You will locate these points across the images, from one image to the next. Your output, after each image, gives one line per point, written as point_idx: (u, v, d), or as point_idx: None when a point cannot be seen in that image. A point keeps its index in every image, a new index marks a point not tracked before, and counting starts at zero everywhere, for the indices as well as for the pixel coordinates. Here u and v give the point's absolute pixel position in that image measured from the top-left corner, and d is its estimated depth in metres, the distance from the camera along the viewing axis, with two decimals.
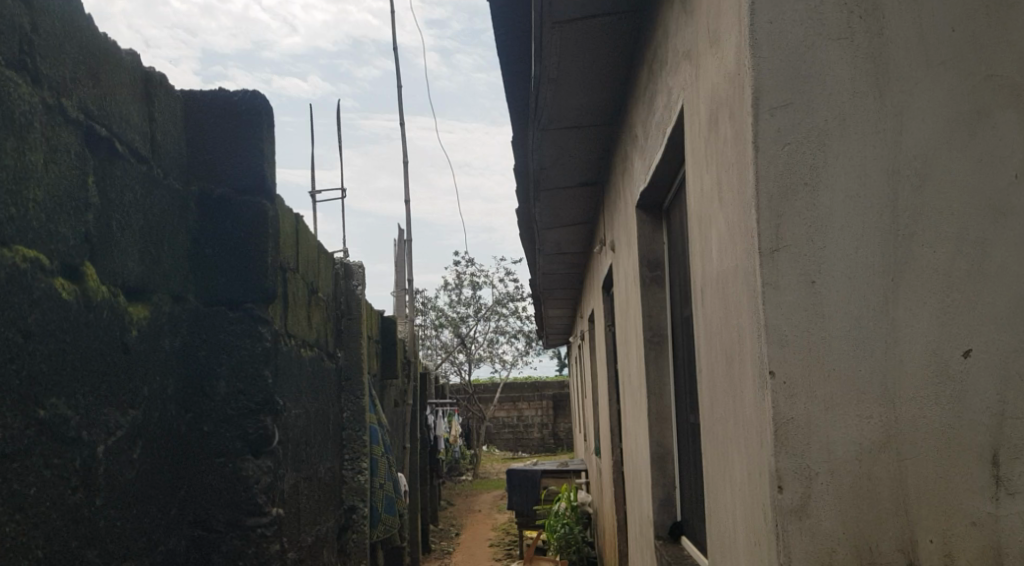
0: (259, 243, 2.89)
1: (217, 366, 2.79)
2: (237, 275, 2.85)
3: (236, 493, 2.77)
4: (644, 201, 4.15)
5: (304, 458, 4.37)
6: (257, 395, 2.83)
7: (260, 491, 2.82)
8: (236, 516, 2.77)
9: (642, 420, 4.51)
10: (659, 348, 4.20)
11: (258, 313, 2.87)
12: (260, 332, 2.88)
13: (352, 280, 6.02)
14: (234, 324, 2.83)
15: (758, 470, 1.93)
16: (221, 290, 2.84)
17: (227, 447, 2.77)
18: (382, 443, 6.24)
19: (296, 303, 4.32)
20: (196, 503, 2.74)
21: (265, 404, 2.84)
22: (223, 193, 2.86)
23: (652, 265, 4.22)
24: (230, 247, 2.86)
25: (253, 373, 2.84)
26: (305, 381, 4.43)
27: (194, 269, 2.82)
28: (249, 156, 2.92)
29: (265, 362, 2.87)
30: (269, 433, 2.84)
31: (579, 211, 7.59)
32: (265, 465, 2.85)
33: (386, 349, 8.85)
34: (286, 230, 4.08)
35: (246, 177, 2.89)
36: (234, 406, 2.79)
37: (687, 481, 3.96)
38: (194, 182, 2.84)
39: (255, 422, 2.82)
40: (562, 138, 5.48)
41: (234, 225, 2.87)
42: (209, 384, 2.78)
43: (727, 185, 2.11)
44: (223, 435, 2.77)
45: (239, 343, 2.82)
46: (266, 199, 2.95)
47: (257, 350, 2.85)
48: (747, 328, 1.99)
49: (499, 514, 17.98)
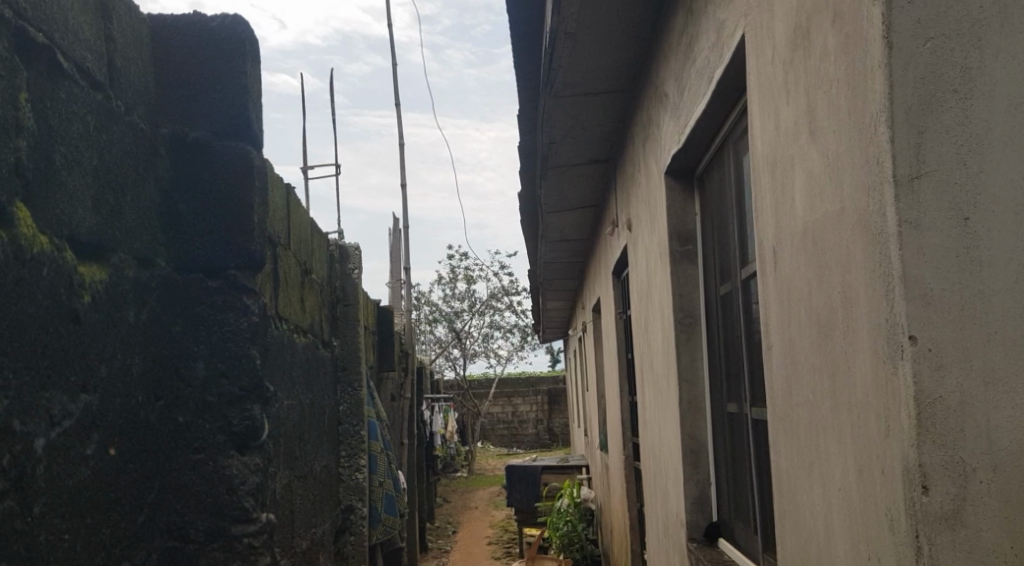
0: (243, 198, 2.48)
1: (195, 346, 2.37)
2: (218, 236, 2.44)
3: (218, 497, 2.36)
4: (675, 165, 3.73)
5: (298, 455, 3.94)
6: (244, 379, 2.42)
7: (248, 494, 2.40)
8: (219, 523, 2.36)
9: (669, 411, 4.08)
10: (692, 330, 3.77)
11: (244, 282, 2.46)
12: (246, 305, 2.46)
13: (348, 263, 5.60)
14: (212, 295, 2.42)
15: (879, 466, 1.52)
16: (198, 255, 2.42)
17: (207, 440, 2.36)
18: (381, 439, 5.81)
19: (289, 284, 3.90)
20: (170, 508, 2.33)
21: (252, 390, 2.42)
22: (200, 136, 2.46)
23: (683, 239, 3.79)
24: (208, 203, 2.45)
25: (240, 354, 2.42)
26: (298, 370, 4.00)
27: (165, 227, 2.41)
28: (230, 95, 2.53)
29: (253, 342, 2.45)
30: (259, 425, 2.42)
31: (588, 193, 7.19)
32: (252, 463, 2.43)
33: (384, 340, 8.44)
34: (276, 200, 3.66)
35: (227, 117, 2.51)
36: (215, 393, 2.38)
37: (728, 477, 3.53)
38: (162, 124, 2.44)
39: (242, 412, 2.40)
40: (574, 107, 5.08)
41: (213, 174, 2.46)
42: (185, 365, 2.36)
43: (827, 112, 1.70)
44: (202, 428, 2.36)
45: (220, 318, 2.42)
46: (251, 145, 2.55)
47: (242, 326, 2.44)
48: (858, 286, 1.58)
49: (497, 511, 17.58)
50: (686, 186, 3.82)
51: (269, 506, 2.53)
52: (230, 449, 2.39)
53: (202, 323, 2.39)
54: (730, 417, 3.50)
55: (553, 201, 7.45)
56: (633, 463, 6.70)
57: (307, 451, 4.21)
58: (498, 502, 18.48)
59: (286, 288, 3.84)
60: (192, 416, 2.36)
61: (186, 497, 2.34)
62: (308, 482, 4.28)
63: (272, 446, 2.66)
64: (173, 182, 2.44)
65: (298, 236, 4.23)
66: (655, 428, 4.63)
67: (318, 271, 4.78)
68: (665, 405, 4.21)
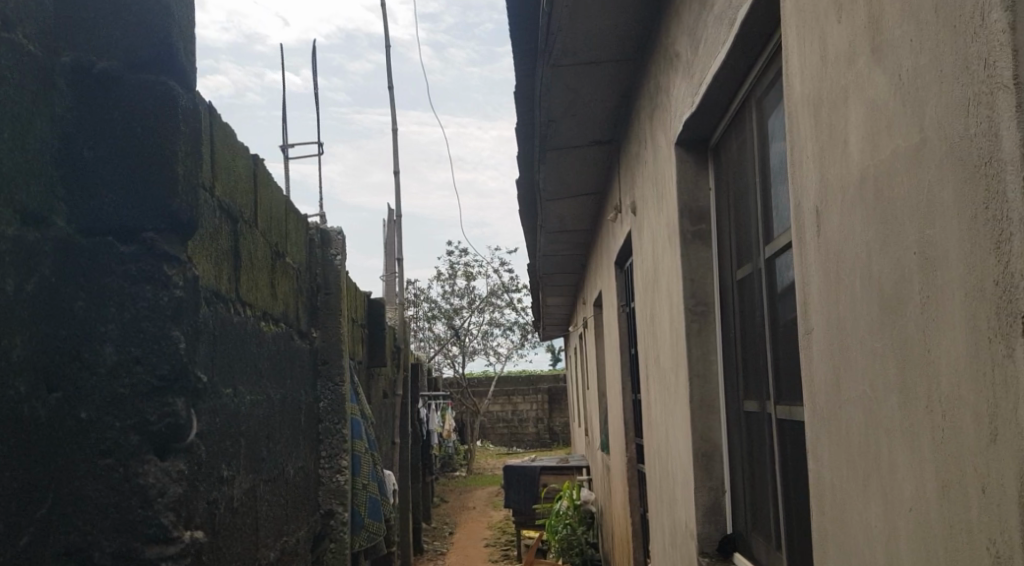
0: (161, 147, 2.19)
1: (102, 326, 2.10)
2: (129, 194, 2.16)
3: (130, 512, 2.07)
4: (687, 134, 3.33)
5: (264, 457, 3.55)
6: (164, 365, 2.13)
7: (167, 509, 2.11)
8: (129, 541, 2.08)
9: (678, 408, 3.68)
10: (705, 319, 3.37)
11: (165, 246, 2.17)
12: (164, 275, 2.17)
13: (331, 249, 5.20)
14: (125, 263, 2.14)
15: (978, 482, 1.12)
16: (106, 214, 2.14)
17: (118, 440, 2.08)
18: (367, 438, 5.42)
19: (254, 266, 3.51)
20: (72, 521, 2.05)
21: (173, 379, 2.13)
22: (106, 68, 2.15)
23: (695, 217, 3.40)
24: (118, 153, 2.16)
25: (159, 332, 2.14)
26: (265, 361, 3.61)
27: (65, 179, 2.11)
28: (148, 21, 2.20)
29: (176, 321, 2.17)
30: (181, 426, 2.14)
31: (589, 178, 6.80)
32: (174, 471, 2.15)
33: (374, 334, 8.04)
34: (237, 171, 3.27)
35: (145, 49, 2.20)
36: (125, 384, 2.10)
37: (746, 484, 3.13)
38: (62, 51, 2.12)
39: (160, 406, 2.12)
40: (575, 80, 4.70)
41: (125, 116, 2.17)
42: (91, 348, 2.08)
43: (897, 17, 1.31)
44: (110, 427, 2.08)
45: (131, 289, 2.14)
46: (174, 80, 2.24)
47: (163, 300, 2.16)
48: (946, 241, 1.18)
49: (495, 511, 17.20)
50: (700, 158, 3.42)
51: (193, 520, 2.25)
52: (148, 453, 2.11)
53: (111, 296, 2.12)
54: (749, 417, 3.10)
55: (552, 188, 7.06)
56: (637, 465, 6.31)
57: (278, 451, 3.83)
58: (496, 502, 18.10)
59: (251, 269, 3.45)
60: (97, 412, 2.08)
61: (90, 509, 2.06)
62: (280, 486, 3.89)
63: (202, 449, 2.37)
64: (74, 125, 2.14)
65: (269, 215, 3.84)
66: (661, 428, 4.24)
67: (294, 256, 4.40)
68: (672, 403, 3.82)
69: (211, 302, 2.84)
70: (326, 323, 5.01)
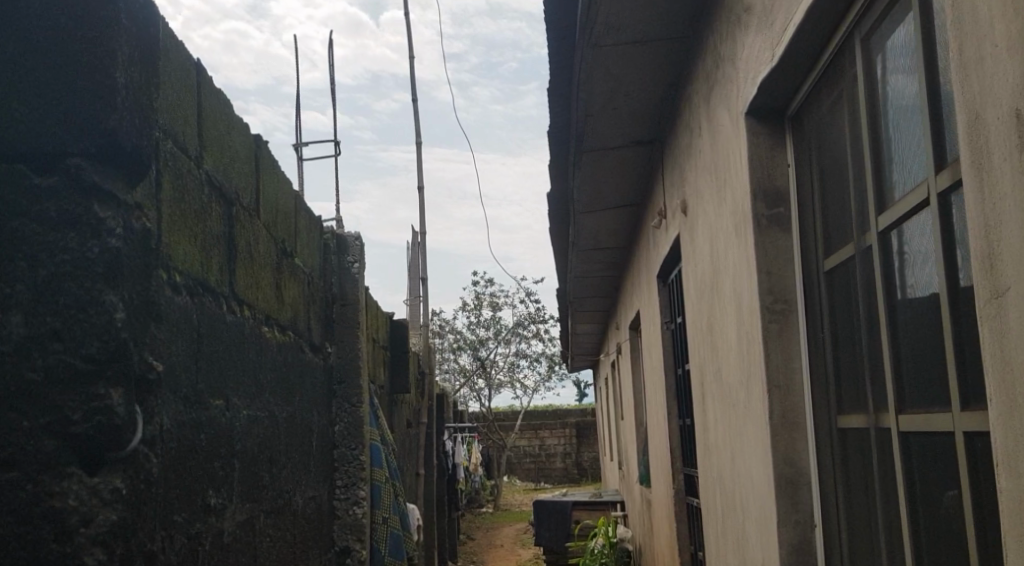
0: (92, 49, 1.76)
1: (13, 285, 1.70)
2: (54, 111, 1.75)
3: (45, 549, 1.63)
4: (763, 99, 2.81)
5: (266, 484, 3.04)
6: (92, 341, 1.71)
7: (91, 543, 1.66)
8: None
9: (750, 428, 3.13)
10: (787, 320, 2.83)
11: (97, 180, 1.77)
12: (97, 217, 1.75)
13: (347, 256, 4.65)
14: (42, 202, 1.74)
15: None
16: (24, 134, 1.75)
17: (31, 443, 1.65)
18: (388, 466, 4.88)
19: (256, 261, 3.01)
20: None
21: (113, 359, 1.71)
22: None
23: (772, 199, 2.87)
24: (39, 55, 1.76)
25: (83, 291, 1.72)
26: (267, 373, 3.11)
27: None
28: None
29: (108, 280, 1.75)
30: (116, 429, 1.71)
31: (627, 186, 6.29)
32: (106, 493, 1.71)
33: (397, 358, 7.53)
34: (233, 146, 2.78)
35: None
36: (44, 363, 1.69)
37: (847, 517, 2.57)
38: None
39: (89, 394, 1.69)
40: (619, 62, 4.20)
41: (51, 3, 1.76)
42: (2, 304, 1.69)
43: None
44: (17, 427, 1.65)
45: (55, 232, 1.73)
46: None
47: (92, 253, 1.73)
48: None
49: (523, 549, 16.52)
50: (775, 131, 2.90)
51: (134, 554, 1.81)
52: (71, 465, 1.68)
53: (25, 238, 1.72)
54: (848, 435, 2.55)
55: (587, 199, 6.56)
56: (686, 498, 5.73)
57: (283, 478, 3.33)
58: (525, 540, 17.42)
59: (250, 265, 2.95)
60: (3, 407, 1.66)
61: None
62: (287, 518, 3.39)
63: (157, 465, 1.92)
64: None
65: (275, 207, 3.35)
66: (724, 454, 3.69)
67: (304, 259, 3.88)
68: (742, 422, 3.27)
69: (194, 293, 2.34)
70: (342, 338, 4.50)
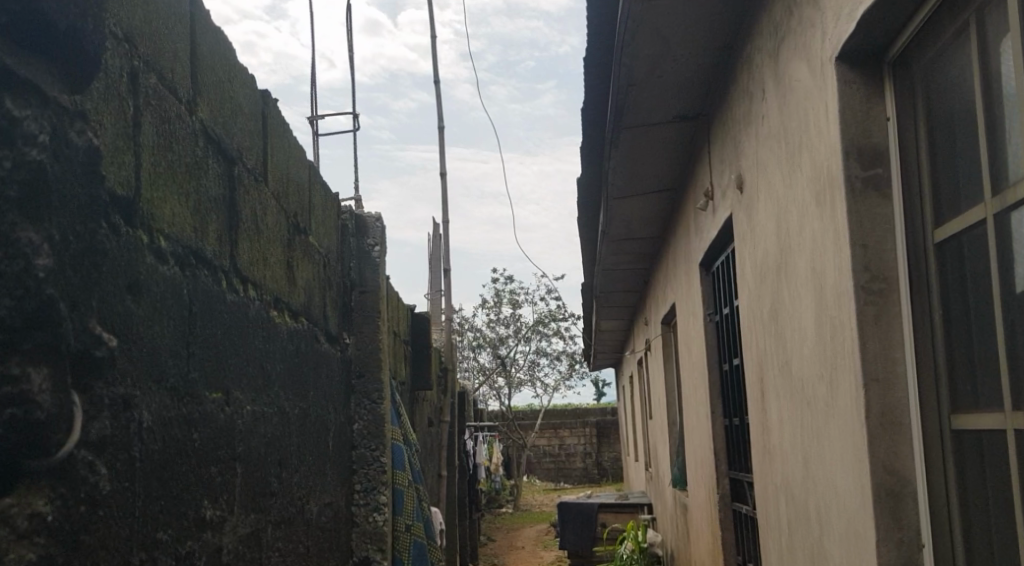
0: None
1: None
2: None
3: None
4: (861, 40, 2.38)
5: (274, 492, 2.64)
6: (3, 300, 1.22)
7: None
8: None
9: (834, 430, 2.71)
10: (886, 302, 2.40)
11: (32, 79, 1.34)
12: (25, 126, 1.30)
13: (367, 239, 4.21)
14: None
15: None
16: None
17: None
18: (412, 469, 4.47)
19: (264, 234, 2.59)
20: None
21: (33, 319, 1.27)
22: None
23: (867, 160, 2.45)
24: None
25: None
26: (276, 362, 2.70)
27: None
28: None
29: (28, 210, 1.29)
30: (43, 428, 1.28)
31: (666, 168, 5.84)
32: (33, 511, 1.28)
33: (418, 353, 7.13)
34: (234, 93, 2.36)
35: None
36: None
37: (966, 535, 2.15)
38: None
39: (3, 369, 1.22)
40: (669, 19, 3.77)
41: None
42: None
43: None
44: None
45: None
46: None
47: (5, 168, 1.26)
48: None
49: (545, 551, 16.09)
50: (872, 79, 2.46)
51: None
52: None
53: None
54: (968, 438, 2.13)
55: (622, 182, 6.13)
56: (731, 504, 5.28)
57: (295, 484, 2.91)
58: (547, 541, 16.98)
59: (258, 238, 2.53)
60: None
61: None
62: (300, 529, 2.98)
63: (108, 478, 1.51)
64: None
65: (288, 176, 2.92)
66: (794, 458, 3.24)
67: (319, 240, 3.45)
68: (821, 421, 2.84)
69: (187, 264, 1.93)
70: (362, 327, 4.09)
